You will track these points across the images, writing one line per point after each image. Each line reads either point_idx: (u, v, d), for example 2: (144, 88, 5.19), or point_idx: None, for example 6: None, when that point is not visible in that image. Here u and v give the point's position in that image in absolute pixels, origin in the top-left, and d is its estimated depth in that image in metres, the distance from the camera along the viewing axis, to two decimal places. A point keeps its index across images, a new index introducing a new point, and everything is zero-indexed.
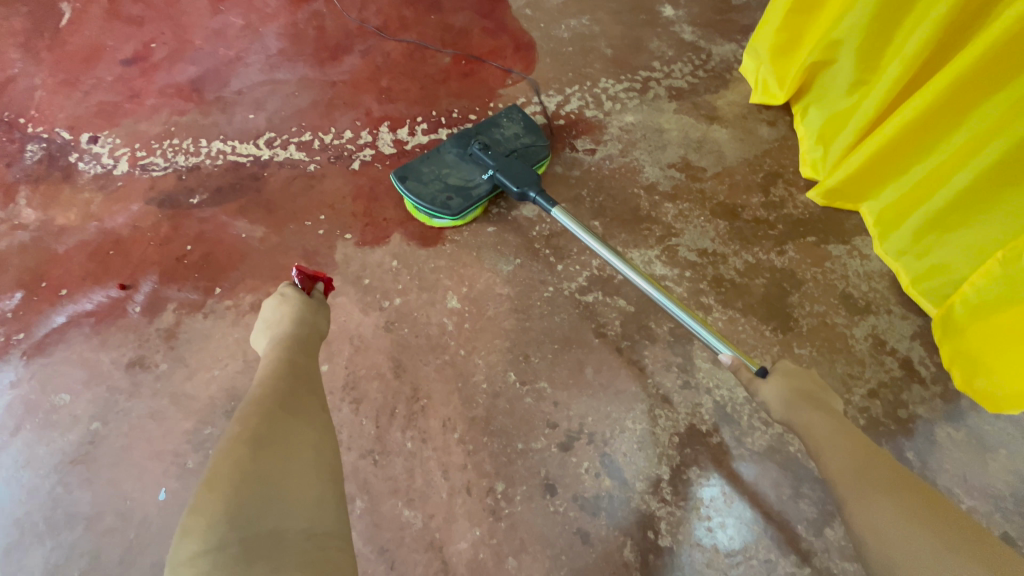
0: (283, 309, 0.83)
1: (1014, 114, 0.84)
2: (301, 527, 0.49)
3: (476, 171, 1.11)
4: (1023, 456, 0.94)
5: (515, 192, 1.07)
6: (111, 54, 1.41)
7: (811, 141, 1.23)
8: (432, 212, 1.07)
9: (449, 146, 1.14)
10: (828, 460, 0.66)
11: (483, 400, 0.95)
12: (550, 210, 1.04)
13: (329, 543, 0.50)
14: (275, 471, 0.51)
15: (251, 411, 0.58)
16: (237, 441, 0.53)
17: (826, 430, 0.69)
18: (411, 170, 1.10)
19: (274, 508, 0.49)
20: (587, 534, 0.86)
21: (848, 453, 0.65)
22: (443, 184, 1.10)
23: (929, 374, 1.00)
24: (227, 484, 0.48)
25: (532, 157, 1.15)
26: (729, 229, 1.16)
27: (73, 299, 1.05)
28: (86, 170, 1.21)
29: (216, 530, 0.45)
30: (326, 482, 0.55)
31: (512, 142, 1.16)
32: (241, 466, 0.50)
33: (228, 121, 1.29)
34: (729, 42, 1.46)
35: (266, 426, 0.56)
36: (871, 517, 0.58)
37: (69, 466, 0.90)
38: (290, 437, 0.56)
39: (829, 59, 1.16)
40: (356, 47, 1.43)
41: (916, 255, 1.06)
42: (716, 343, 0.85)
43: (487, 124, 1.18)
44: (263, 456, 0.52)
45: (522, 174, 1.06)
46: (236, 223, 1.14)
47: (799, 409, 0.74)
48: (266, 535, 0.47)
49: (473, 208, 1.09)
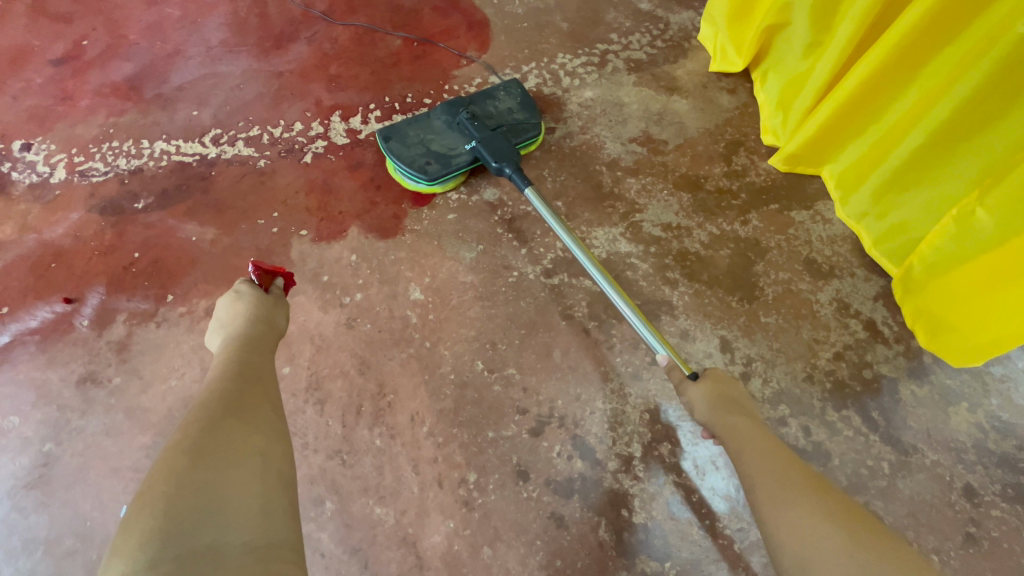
0: (238, 308, 0.80)
1: (964, 67, 0.83)
2: (240, 540, 0.47)
3: (460, 140, 1.09)
4: (983, 408, 0.96)
5: (491, 166, 1.05)
6: (40, 54, 1.33)
7: (770, 107, 1.22)
8: (407, 174, 1.06)
9: (439, 111, 1.12)
10: (749, 461, 0.69)
11: (451, 391, 0.94)
12: (522, 189, 1.03)
13: (274, 556, 0.48)
14: (214, 484, 0.49)
15: (197, 418, 0.56)
16: (176, 452, 0.51)
17: (743, 431, 0.73)
18: (396, 131, 1.10)
19: (212, 525, 0.47)
20: (561, 517, 0.86)
21: (762, 453, 0.69)
22: (425, 149, 1.09)
23: (893, 333, 1.01)
24: (161, 499, 0.47)
25: (520, 133, 1.13)
26: (693, 201, 1.15)
27: (15, 317, 1.00)
28: (21, 180, 1.15)
29: (146, 549, 0.44)
30: (273, 490, 0.53)
31: (503, 115, 1.14)
32: (177, 480, 0.49)
33: (170, 119, 1.23)
34: (687, 10, 1.43)
35: (208, 434, 0.54)
36: (783, 516, 0.60)
37: (23, 490, 0.87)
38: (234, 443, 0.54)
39: (784, 22, 1.14)
40: (302, 33, 1.37)
41: (877, 216, 1.06)
42: (654, 342, 0.87)
43: (483, 94, 1.15)
44: (202, 467, 0.50)
45: (503, 149, 1.04)
46: (184, 226, 1.09)
47: (724, 413, 0.77)
48: (201, 552, 0.45)
49: (450, 177, 1.08)
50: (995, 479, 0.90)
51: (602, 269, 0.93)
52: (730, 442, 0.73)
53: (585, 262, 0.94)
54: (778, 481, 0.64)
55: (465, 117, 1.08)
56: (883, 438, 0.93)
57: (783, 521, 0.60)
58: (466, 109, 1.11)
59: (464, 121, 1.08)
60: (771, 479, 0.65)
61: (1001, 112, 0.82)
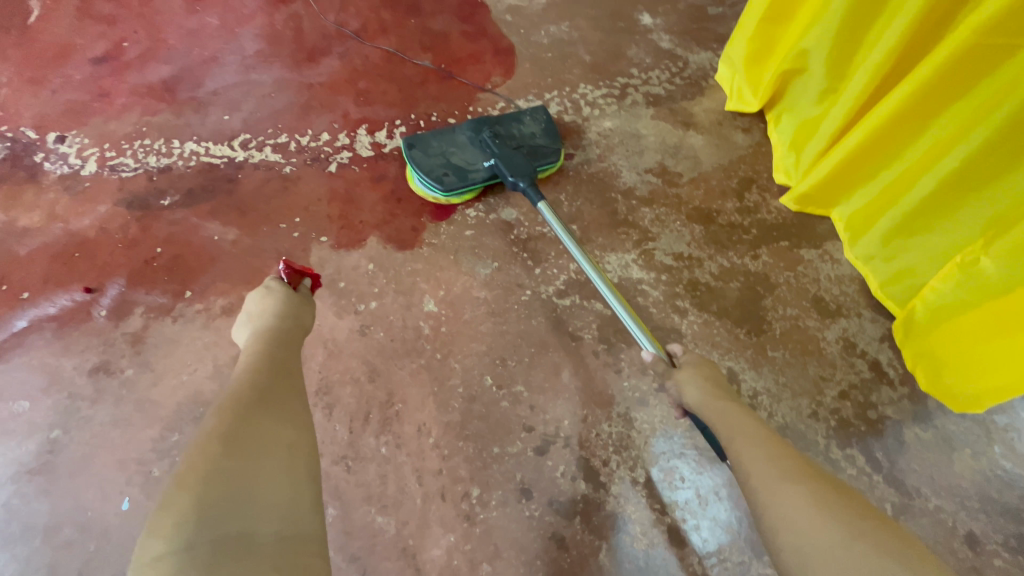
0: (267, 302, 0.81)
1: (972, 122, 0.87)
2: (272, 530, 0.48)
3: (479, 157, 1.12)
4: (987, 455, 0.96)
5: (508, 182, 1.08)
6: (81, 52, 1.38)
7: (784, 148, 1.25)
8: (425, 182, 1.09)
9: (465, 127, 1.15)
10: (744, 450, 0.64)
11: (459, 404, 0.95)
12: (536, 204, 1.06)
13: (303, 549, 0.49)
14: (246, 472, 0.50)
15: (230, 405, 0.57)
16: (211, 437, 0.52)
17: (733, 415, 0.70)
18: (420, 140, 1.12)
19: (246, 511, 0.47)
20: (562, 538, 0.85)
21: (757, 441, 0.64)
22: (445, 161, 1.12)
23: (898, 375, 1.03)
24: (197, 482, 0.47)
25: (539, 157, 1.16)
26: (705, 233, 1.17)
27: (35, 303, 1.02)
28: (52, 170, 1.18)
29: (182, 530, 0.44)
30: (303, 483, 0.53)
31: (526, 138, 1.17)
32: (213, 462, 0.49)
33: (202, 122, 1.27)
34: (705, 50, 1.48)
35: (241, 421, 0.55)
36: (783, 505, 0.56)
37: (27, 476, 0.87)
38: (266, 432, 0.55)
39: (800, 68, 1.18)
40: (334, 49, 1.42)
41: (885, 259, 1.08)
42: (642, 338, 0.88)
43: (509, 117, 1.18)
44: (236, 453, 0.51)
45: (520, 165, 1.07)
46: (207, 225, 1.11)
47: (713, 399, 0.74)
48: (235, 538, 0.45)
49: (465, 190, 1.11)
50: (998, 529, 0.90)
51: (615, 291, 0.94)
52: (720, 430, 0.70)
53: (601, 287, 0.95)
54: (775, 472, 0.59)
55: (488, 135, 1.12)
56: (886, 479, 0.93)
57: (788, 514, 0.55)
58: (490, 128, 1.14)
59: (486, 138, 1.11)
60: (764, 467, 0.61)
61: (1012, 165, 0.85)
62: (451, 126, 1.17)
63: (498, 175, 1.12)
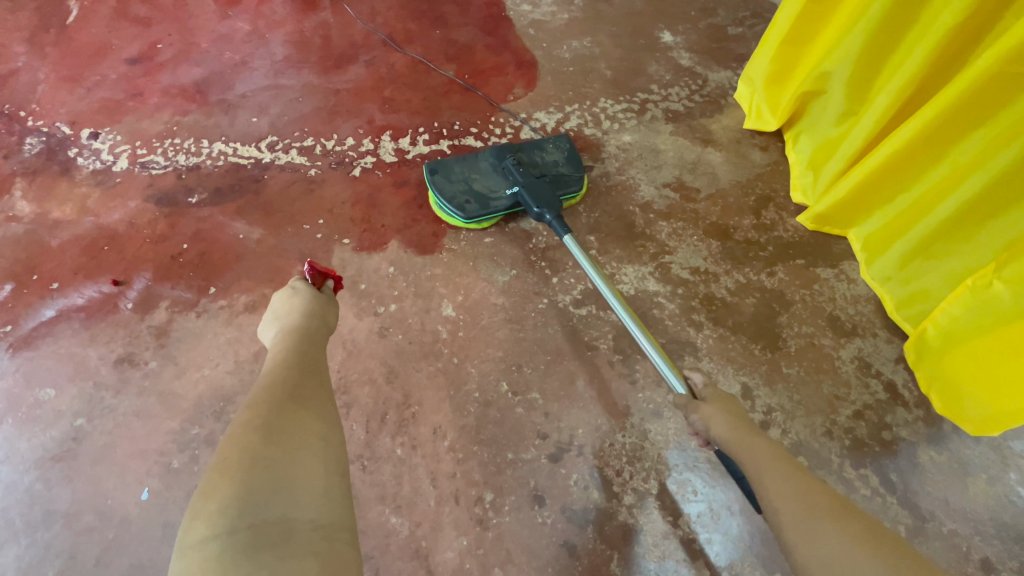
0: (293, 301, 0.83)
1: (993, 149, 0.88)
2: (308, 517, 0.51)
3: (502, 184, 1.13)
4: (1003, 480, 0.95)
5: (533, 212, 1.08)
6: (117, 52, 1.42)
7: (801, 167, 1.27)
8: (447, 209, 1.10)
9: (487, 153, 1.16)
10: (771, 487, 0.65)
11: (475, 408, 0.96)
12: (561, 236, 1.05)
13: (336, 536, 0.51)
14: (283, 464, 0.52)
15: (264, 400, 0.59)
16: (248, 428, 0.55)
17: (759, 449, 0.70)
18: (443, 165, 1.14)
19: (285, 498, 0.50)
20: (574, 546, 0.86)
21: (785, 477, 0.65)
22: (467, 187, 1.13)
23: (913, 397, 1.02)
24: (238, 470, 0.50)
25: (562, 186, 1.16)
26: (721, 249, 1.18)
27: (64, 293, 1.04)
28: (85, 165, 1.21)
29: (226, 514, 0.47)
30: (334, 474, 0.56)
31: (548, 166, 1.17)
32: (251, 451, 0.52)
33: (230, 123, 1.30)
34: (725, 69, 1.50)
35: (275, 414, 0.57)
36: (814, 545, 0.57)
37: (50, 462, 0.89)
38: (297, 426, 0.58)
39: (819, 90, 1.19)
40: (361, 56, 1.45)
41: (901, 281, 1.08)
42: (668, 374, 0.87)
43: (532, 144, 1.19)
44: (273, 444, 0.54)
45: (545, 196, 1.07)
46: (233, 223, 1.14)
47: (743, 434, 0.72)
48: (275, 523, 0.48)
49: (486, 217, 1.12)
50: (1013, 556, 0.89)
51: (625, 303, 0.95)
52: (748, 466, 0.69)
53: (613, 302, 0.96)
54: (805, 511, 0.60)
55: (511, 163, 1.12)
56: (900, 501, 0.93)
57: (811, 545, 0.57)
58: (514, 155, 1.14)
59: (510, 166, 1.11)
60: (792, 507, 0.61)
61: None
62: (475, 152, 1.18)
63: (521, 203, 1.12)
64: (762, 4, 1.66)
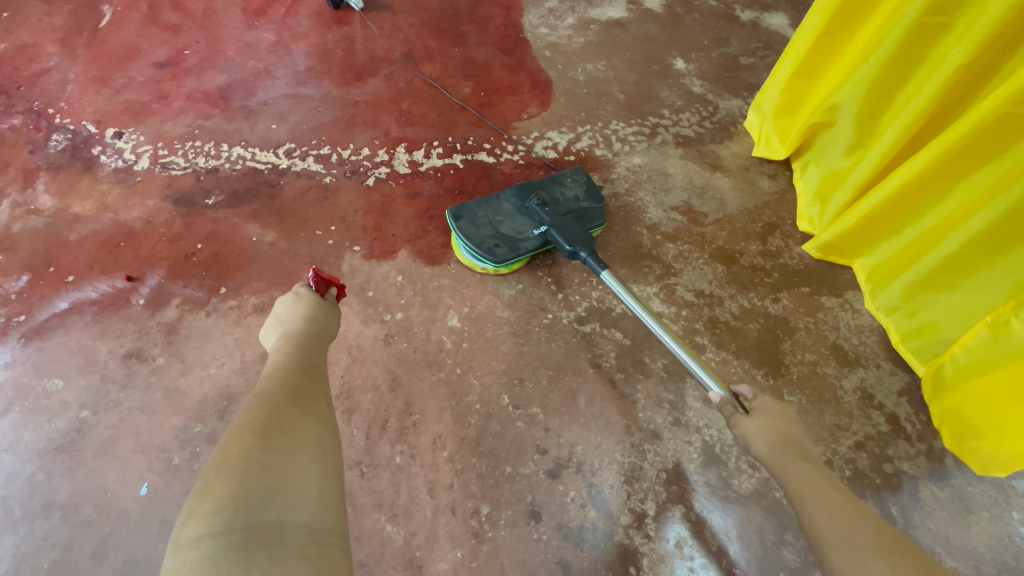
0: (296, 307, 0.84)
1: (999, 187, 0.89)
2: (302, 522, 0.51)
3: (528, 225, 1.09)
4: (1007, 519, 0.94)
5: (566, 251, 1.04)
6: (145, 56, 1.47)
7: (808, 197, 1.28)
8: (476, 255, 1.06)
9: (509, 194, 1.13)
10: (818, 516, 0.64)
11: (475, 420, 0.96)
12: (599, 273, 1.01)
13: (330, 541, 0.52)
14: (280, 467, 0.53)
15: (263, 403, 0.61)
16: (248, 430, 0.56)
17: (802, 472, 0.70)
18: (466, 210, 1.10)
19: (280, 502, 0.51)
20: (568, 565, 0.85)
21: (833, 510, 0.64)
22: (493, 231, 1.09)
23: (915, 431, 1.02)
24: (234, 472, 0.51)
25: (588, 222, 1.13)
26: (727, 273, 1.19)
27: (78, 287, 1.06)
28: (108, 163, 1.25)
29: (220, 514, 0.48)
30: (329, 481, 0.56)
31: (570, 203, 1.14)
32: (249, 454, 0.53)
33: (251, 129, 1.33)
34: (736, 97, 1.53)
35: (273, 418, 0.58)
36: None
37: (53, 453, 0.90)
38: (294, 429, 0.59)
39: (828, 123, 1.21)
40: (381, 70, 1.49)
41: (907, 313, 1.09)
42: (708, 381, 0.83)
43: (550, 180, 1.16)
44: (269, 446, 0.55)
45: (576, 234, 1.03)
46: (247, 226, 1.16)
47: (784, 455, 0.72)
48: (269, 525, 0.49)
49: (516, 260, 1.08)
50: None
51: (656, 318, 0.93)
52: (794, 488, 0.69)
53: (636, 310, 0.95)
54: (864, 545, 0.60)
55: (536, 204, 1.08)
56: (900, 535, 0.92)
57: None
58: (536, 194, 1.11)
59: (535, 206, 1.08)
60: (841, 544, 0.61)
61: None
62: (494, 194, 1.14)
63: (549, 242, 1.09)
64: (774, 37, 1.70)
